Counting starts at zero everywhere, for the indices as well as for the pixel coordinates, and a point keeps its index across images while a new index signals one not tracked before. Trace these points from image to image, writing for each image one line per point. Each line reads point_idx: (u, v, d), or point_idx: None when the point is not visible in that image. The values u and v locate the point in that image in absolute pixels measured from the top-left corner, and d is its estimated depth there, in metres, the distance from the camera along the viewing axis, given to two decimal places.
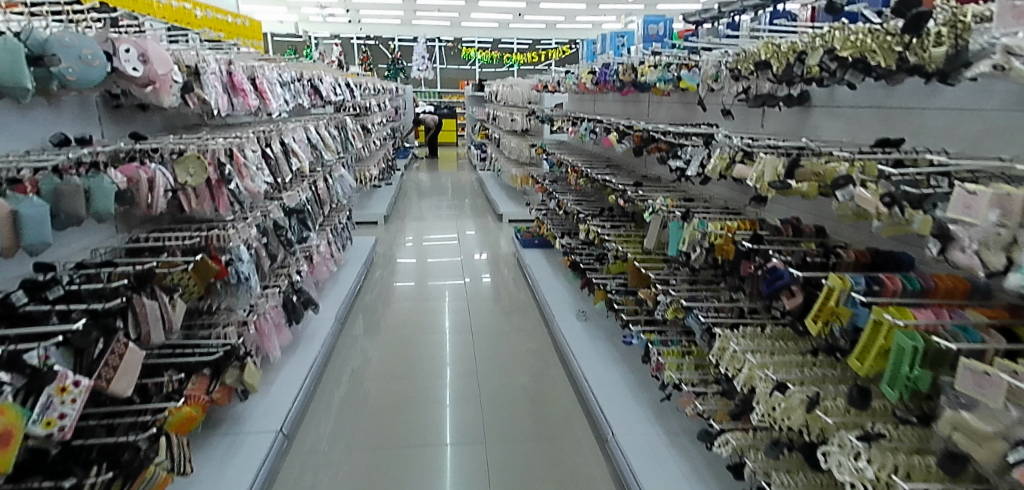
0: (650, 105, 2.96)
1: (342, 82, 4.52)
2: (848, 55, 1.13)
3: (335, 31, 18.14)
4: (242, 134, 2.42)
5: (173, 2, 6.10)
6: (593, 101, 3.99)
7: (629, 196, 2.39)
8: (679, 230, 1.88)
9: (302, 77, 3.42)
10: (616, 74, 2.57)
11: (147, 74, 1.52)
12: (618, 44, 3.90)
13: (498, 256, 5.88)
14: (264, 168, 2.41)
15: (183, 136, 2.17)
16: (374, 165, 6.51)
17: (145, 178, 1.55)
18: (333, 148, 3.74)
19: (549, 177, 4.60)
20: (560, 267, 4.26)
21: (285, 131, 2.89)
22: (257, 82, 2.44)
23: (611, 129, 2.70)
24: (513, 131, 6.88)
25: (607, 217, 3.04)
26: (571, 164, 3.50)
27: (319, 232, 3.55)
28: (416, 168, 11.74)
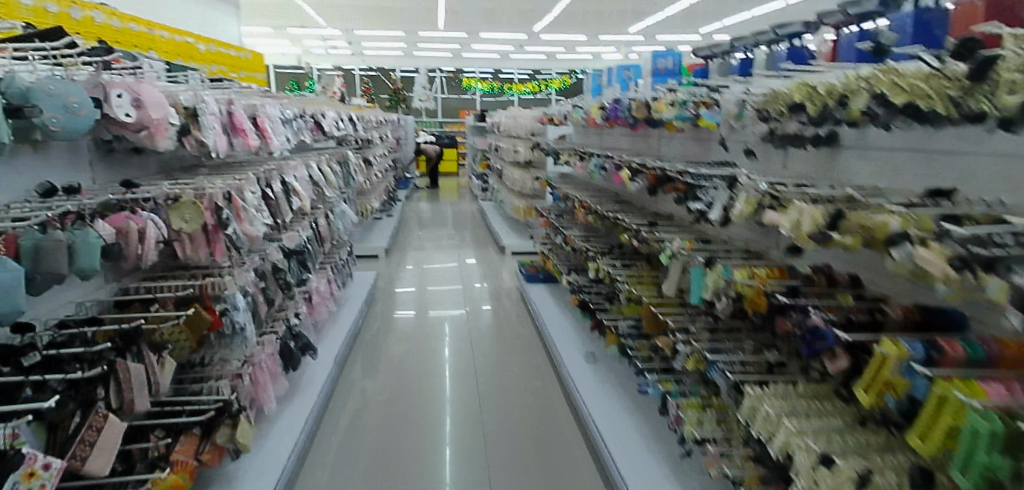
0: (661, 141, 2.88)
1: (345, 116, 4.47)
2: (899, 101, 1.03)
3: (337, 63, 18.39)
4: (241, 175, 2.33)
5: (175, 36, 6.16)
6: (599, 135, 3.93)
7: (643, 237, 2.29)
8: (702, 276, 1.76)
9: (304, 113, 3.36)
10: (627, 110, 2.50)
11: (140, 119, 1.42)
12: (625, 77, 3.87)
13: (501, 289, 5.77)
14: (263, 209, 2.31)
15: (178, 179, 2.08)
16: (375, 197, 6.45)
17: (135, 229, 1.45)
18: (335, 184, 3.65)
19: (554, 210, 4.50)
20: (566, 303, 4.14)
21: (286, 169, 2.81)
22: (257, 121, 2.36)
23: (622, 166, 2.62)
24: (516, 162, 6.82)
25: (618, 256, 2.93)
26: (578, 199, 3.40)
27: (319, 271, 3.44)
28: (417, 198, 11.69)
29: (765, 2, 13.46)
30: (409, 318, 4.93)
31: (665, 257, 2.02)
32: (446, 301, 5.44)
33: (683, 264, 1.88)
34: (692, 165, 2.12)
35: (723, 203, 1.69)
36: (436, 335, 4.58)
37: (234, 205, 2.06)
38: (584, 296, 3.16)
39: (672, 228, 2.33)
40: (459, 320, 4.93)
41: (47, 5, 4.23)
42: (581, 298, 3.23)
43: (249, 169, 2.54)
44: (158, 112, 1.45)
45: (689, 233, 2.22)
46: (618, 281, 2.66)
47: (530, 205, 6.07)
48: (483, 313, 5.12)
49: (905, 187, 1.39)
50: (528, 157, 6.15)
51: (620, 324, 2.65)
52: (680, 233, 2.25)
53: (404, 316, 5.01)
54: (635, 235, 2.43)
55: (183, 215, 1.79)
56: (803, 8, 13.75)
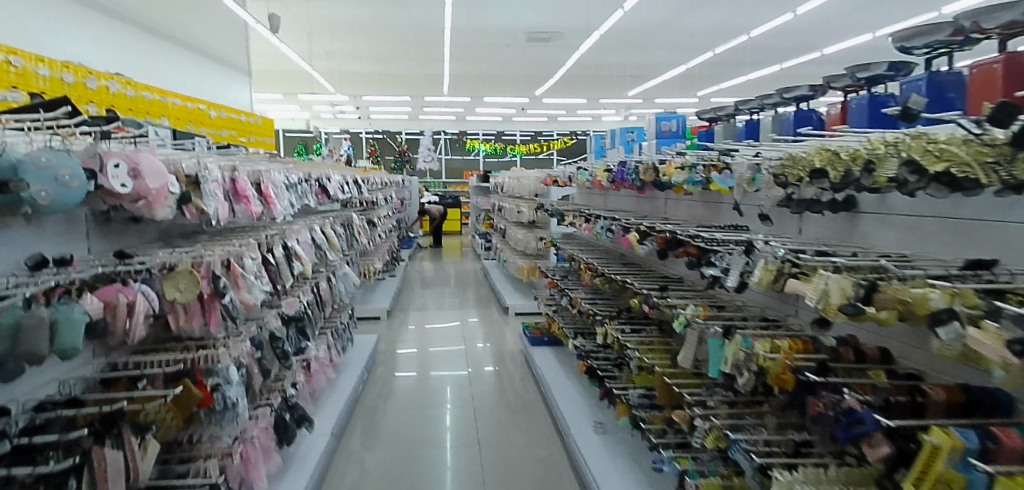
0: (668, 203, 2.85)
1: (350, 179, 4.50)
2: (937, 169, 0.97)
3: (344, 126, 18.92)
4: (243, 241, 2.29)
5: (187, 103, 6.33)
6: (603, 196, 3.92)
7: (654, 302, 2.21)
8: (720, 347, 1.66)
9: (310, 177, 3.37)
10: (634, 173, 2.47)
11: (135, 190, 1.39)
12: (628, 139, 3.92)
13: (505, 351, 5.61)
14: (263, 276, 2.25)
15: (177, 247, 2.03)
16: (379, 258, 6.42)
17: (124, 302, 1.39)
18: (338, 247, 3.61)
19: (558, 271, 4.42)
20: (572, 367, 3.99)
21: (288, 234, 2.77)
22: (261, 186, 2.33)
23: (629, 229, 2.57)
24: (520, 222, 6.83)
25: (627, 320, 2.82)
26: (584, 261, 3.33)
27: (318, 337, 3.33)
28: (420, 258, 11.68)
29: (759, 66, 13.95)
30: (410, 383, 4.76)
31: (678, 324, 1.93)
32: (448, 363, 5.28)
33: (699, 334, 1.78)
34: (703, 229, 2.07)
35: (739, 270, 1.62)
36: (437, 400, 4.39)
37: (233, 273, 2.00)
38: (591, 362, 3.02)
39: (684, 293, 2.25)
40: (461, 384, 4.76)
41: (64, 75, 4.36)
42: (588, 363, 3.10)
43: (251, 234, 2.50)
44: (157, 182, 1.43)
45: (702, 299, 2.14)
46: (628, 347, 2.55)
47: (534, 265, 6.01)
48: (486, 376, 4.94)
49: (934, 255, 1.33)
50: (532, 217, 6.16)
51: (629, 391, 2.51)
52: (693, 298, 2.17)
53: (405, 381, 4.84)
54: (645, 300, 2.34)
55: (178, 284, 1.72)
56: (796, 71, 14.23)
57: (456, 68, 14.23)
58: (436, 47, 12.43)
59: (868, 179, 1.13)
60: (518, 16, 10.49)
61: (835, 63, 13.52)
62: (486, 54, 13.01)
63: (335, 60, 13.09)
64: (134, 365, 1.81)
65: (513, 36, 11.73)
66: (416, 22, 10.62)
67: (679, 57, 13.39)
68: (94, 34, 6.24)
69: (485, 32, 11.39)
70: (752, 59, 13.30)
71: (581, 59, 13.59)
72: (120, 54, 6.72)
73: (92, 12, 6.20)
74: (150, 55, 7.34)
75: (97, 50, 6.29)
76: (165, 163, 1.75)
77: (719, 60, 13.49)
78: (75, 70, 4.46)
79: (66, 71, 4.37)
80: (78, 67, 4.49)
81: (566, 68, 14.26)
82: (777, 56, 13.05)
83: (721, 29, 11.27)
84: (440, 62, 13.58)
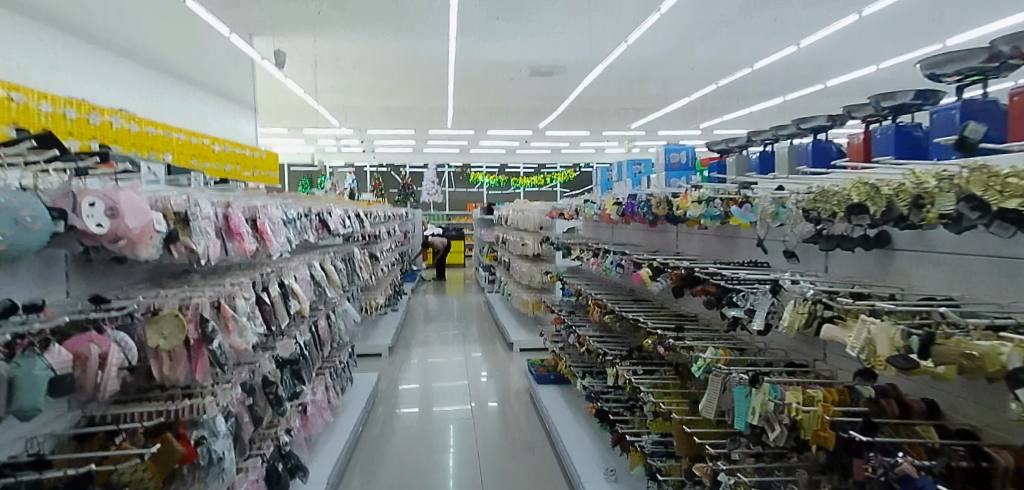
0: (681, 236, 2.74)
1: (352, 213, 4.42)
2: (1012, 205, 0.86)
3: (349, 160, 19.01)
4: (238, 280, 2.19)
5: (192, 138, 6.33)
6: (610, 230, 3.82)
7: (670, 343, 2.07)
8: (746, 397, 1.49)
9: (310, 212, 3.28)
10: (645, 206, 2.37)
11: (112, 228, 1.28)
12: (635, 172, 3.84)
13: (509, 388, 5.40)
14: (256, 316, 2.14)
15: (165, 289, 1.92)
16: (381, 292, 6.29)
17: (96, 353, 1.29)
18: (338, 283, 3.50)
19: (565, 306, 4.28)
20: (582, 406, 3.81)
21: (286, 271, 2.67)
22: (257, 223, 2.24)
23: (641, 264, 2.46)
24: (524, 255, 6.71)
25: (639, 361, 2.68)
26: (592, 297, 3.20)
27: (315, 378, 3.18)
28: (423, 291, 11.54)
29: (761, 98, 14.03)
30: (410, 423, 4.57)
31: (698, 369, 1.78)
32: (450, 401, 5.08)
33: (722, 381, 1.62)
34: (720, 266, 1.95)
35: (765, 311, 1.50)
36: (438, 442, 4.20)
37: (223, 314, 1.87)
38: (600, 404, 2.86)
39: (701, 334, 2.11)
40: (463, 423, 4.55)
41: (67, 111, 4.35)
42: (597, 405, 2.93)
43: (245, 272, 2.40)
44: (138, 220, 1.32)
45: (721, 341, 2.00)
46: (641, 389, 2.40)
47: (539, 298, 5.87)
48: (490, 415, 4.74)
49: (984, 298, 1.22)
50: (537, 250, 6.04)
51: (641, 438, 2.33)
52: (710, 340, 2.04)
53: (406, 420, 4.65)
54: (658, 340, 2.20)
55: (162, 330, 1.61)
56: (799, 103, 14.29)
57: (460, 102, 14.37)
58: (440, 81, 12.54)
59: (916, 215, 1.03)
60: (521, 51, 10.62)
61: (837, 95, 13.58)
62: (489, 88, 13.14)
63: (340, 95, 13.25)
64: (112, 416, 1.68)
65: (516, 70, 11.86)
66: (420, 57, 10.75)
67: (680, 90, 13.48)
68: (101, 71, 6.30)
69: (489, 66, 11.51)
70: (754, 91, 13.37)
71: (583, 93, 13.70)
72: (127, 90, 6.77)
73: (100, 50, 6.27)
74: (156, 91, 7.40)
75: (104, 87, 6.34)
76: (153, 200, 1.66)
77: (721, 92, 13.58)
78: (78, 105, 4.44)
79: (69, 106, 4.35)
80: (81, 103, 4.48)
81: (569, 101, 14.38)
82: (780, 88, 13.12)
83: (722, 62, 11.36)
84: (443, 96, 13.72)
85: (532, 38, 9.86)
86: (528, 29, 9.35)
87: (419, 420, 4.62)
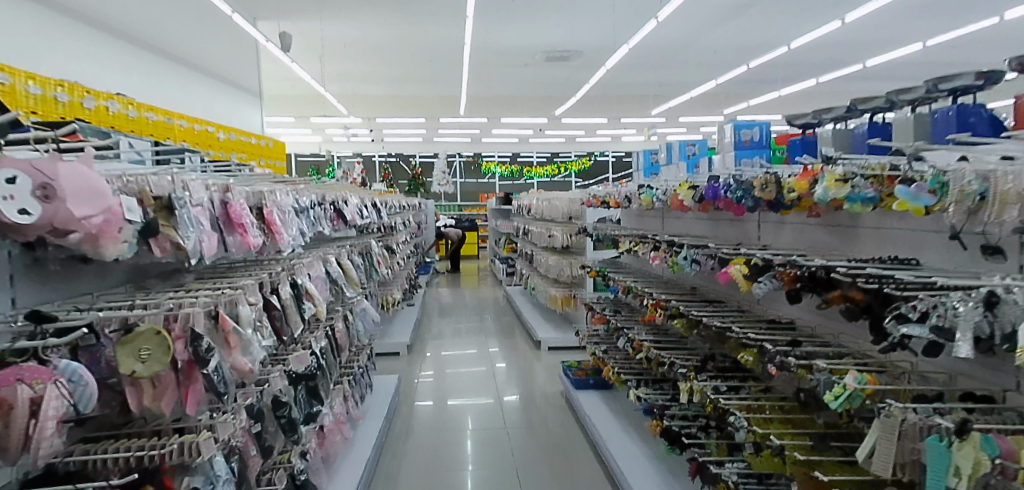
0: (768, 227, 2.31)
1: (368, 202, 4.02)
2: None
3: (358, 150, 18.60)
4: (240, 282, 1.78)
5: (194, 125, 5.96)
6: (664, 220, 3.38)
7: (784, 361, 1.63)
8: (946, 450, 1.05)
9: (323, 200, 2.87)
10: (737, 188, 1.92)
11: (46, 215, 0.88)
12: (688, 153, 3.43)
13: (540, 389, 4.95)
14: (264, 326, 1.72)
15: (149, 297, 1.51)
16: (398, 288, 5.87)
17: (26, 399, 0.89)
18: (356, 280, 3.09)
19: (609, 303, 3.84)
20: (633, 416, 3.37)
21: (298, 268, 2.26)
22: (263, 212, 1.82)
23: (729, 259, 2.01)
24: (549, 246, 6.29)
25: (717, 376, 2.25)
26: (653, 296, 2.75)
27: (334, 389, 2.77)
28: (437, 284, 11.16)
29: (793, 80, 13.35)
30: (433, 429, 4.12)
31: (837, 401, 1.35)
32: (476, 404, 4.64)
33: (903, 423, 1.15)
34: (854, 262, 1.53)
35: (974, 330, 1.06)
36: (464, 453, 3.74)
37: (222, 326, 1.44)
38: (666, 422, 2.42)
39: (819, 353, 1.68)
40: (494, 430, 4.12)
41: (58, 94, 3.95)
42: (660, 422, 2.49)
43: (249, 271, 1.99)
44: (93, 208, 0.94)
45: (854, 362, 1.58)
46: (730, 411, 1.97)
47: (569, 294, 5.47)
48: (520, 419, 4.29)
49: None
50: (565, 242, 5.60)
51: (728, 468, 1.91)
52: (836, 360, 1.61)
53: (429, 425, 4.24)
54: (761, 356, 1.77)
55: (139, 351, 1.19)
56: (831, 85, 13.62)
57: (472, 88, 13.87)
58: (453, 67, 12.07)
59: None
60: (537, 35, 10.11)
61: (871, 76, 12.91)
62: (504, 73, 12.63)
63: (348, 81, 12.80)
64: (79, 463, 1.26)
65: (531, 55, 11.37)
66: (434, 42, 10.28)
67: (705, 73, 12.84)
68: (96, 54, 5.91)
69: (504, 50, 10.99)
70: (784, 73, 12.71)
71: (602, 79, 13.17)
72: (125, 75, 6.40)
73: (95, 31, 5.90)
74: (156, 75, 7.00)
75: (99, 71, 5.95)
76: (126, 182, 1.24)
77: (749, 75, 12.92)
78: (69, 88, 4.05)
79: (59, 89, 3.96)
80: (73, 86, 4.10)
81: (586, 87, 13.86)
82: (812, 68, 12.44)
83: (752, 44, 10.80)
84: (455, 82, 13.24)
85: (550, 20, 9.36)
86: (548, 11, 8.84)
87: (443, 425, 4.20)
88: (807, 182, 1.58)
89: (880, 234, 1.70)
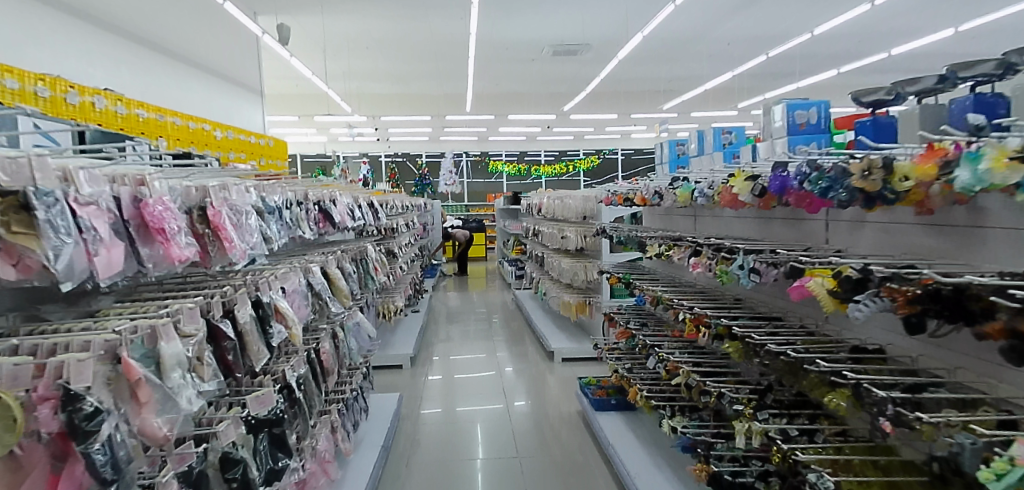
0: (839, 229, 1.88)
1: (364, 202, 3.62)
2: None
3: (363, 149, 18.17)
4: (174, 304, 1.38)
5: (189, 122, 5.59)
6: (699, 219, 2.96)
7: (897, 416, 1.20)
8: None
9: (306, 199, 2.48)
10: (815, 178, 1.48)
11: None
12: (724, 143, 2.97)
13: (556, 410, 4.34)
14: (199, 366, 1.31)
15: (29, 334, 1.09)
16: (401, 294, 5.45)
17: None
18: (345, 293, 2.69)
19: (633, 314, 3.41)
20: (666, 446, 2.93)
21: (267, 283, 1.85)
22: (207, 214, 1.41)
23: (805, 270, 1.57)
24: (561, 249, 5.87)
25: (781, 414, 1.83)
26: (691, 310, 2.31)
27: (318, 424, 2.35)
28: (444, 288, 10.75)
29: (812, 71, 12.80)
30: (437, 451, 3.69)
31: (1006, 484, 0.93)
32: (486, 422, 4.15)
33: None
34: (1008, 279, 1.09)
35: None
36: (470, 483, 3.25)
37: (127, 375, 1.04)
38: (715, 467, 1.99)
39: (940, 400, 1.26)
40: (503, 450, 3.67)
41: (37, 88, 3.61)
42: (706, 465, 2.06)
43: (193, 291, 1.59)
44: None
45: (1002, 420, 1.16)
46: (807, 467, 1.55)
47: (584, 300, 5.05)
48: (531, 438, 3.84)
49: None
50: (580, 243, 5.19)
51: None
52: (969, 414, 1.19)
53: (432, 443, 3.81)
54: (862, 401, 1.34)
55: None
56: (851, 77, 13.09)
57: (479, 84, 13.48)
58: (458, 63, 11.66)
59: None
60: (546, 28, 9.69)
61: (893, 66, 12.39)
62: (511, 69, 12.24)
63: (352, 78, 12.43)
64: None
65: (538, 50, 10.91)
66: (438, 37, 9.90)
67: (720, 65, 12.32)
68: (86, 50, 5.57)
69: (510, 45, 10.57)
70: (801, 64, 12.19)
71: (612, 72, 12.67)
72: (117, 70, 6.05)
73: (83, 22, 5.54)
74: (151, 72, 6.64)
75: (86, 65, 5.58)
76: None
77: (767, 67, 12.39)
78: (51, 82, 3.70)
79: (40, 83, 3.62)
80: (55, 79, 3.75)
81: (597, 82, 13.38)
82: (832, 59, 11.91)
83: (770, 33, 10.24)
84: (462, 78, 12.85)
85: (561, 13, 8.94)
86: (560, 3, 8.43)
87: (449, 446, 3.75)
88: (935, 165, 1.15)
89: (1015, 236, 1.27)
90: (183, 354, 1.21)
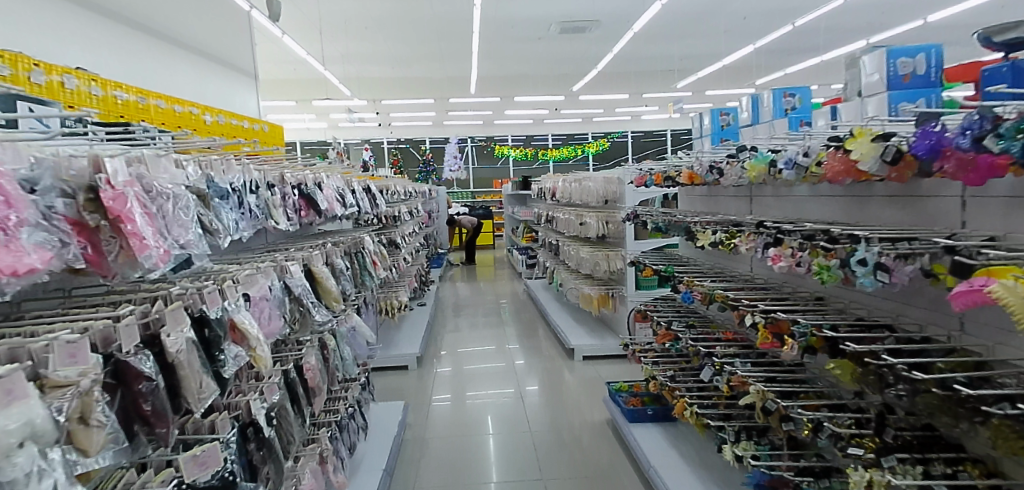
0: (990, 208, 1.38)
1: (359, 186, 3.16)
2: None
3: (365, 136, 17.61)
4: (49, 334, 0.90)
5: (177, 106, 4.98)
6: (759, 198, 2.47)
7: None
8: None
9: (282, 183, 2.01)
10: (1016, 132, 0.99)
11: None
12: (786, 108, 2.47)
13: (578, 413, 3.85)
14: (79, 434, 0.84)
15: None
16: (405, 288, 4.98)
17: None
18: (337, 295, 2.23)
19: (673, 311, 2.92)
20: (721, 469, 2.46)
21: (220, 293, 1.38)
22: (101, 197, 0.93)
23: (985, 270, 1.07)
24: (578, 236, 5.41)
25: (913, 460, 1.34)
26: (769, 316, 1.81)
27: (302, 459, 1.91)
28: (450, 277, 10.30)
29: (835, 44, 12.09)
30: (448, 460, 3.25)
31: None
32: (502, 427, 3.67)
33: None
34: None
35: None
36: None
37: None
38: None
39: None
40: (522, 458, 3.23)
41: None
42: None
43: (103, 310, 1.12)
44: None
45: None
46: None
47: (605, 291, 4.60)
48: (553, 445, 3.39)
49: None
50: (601, 230, 4.72)
51: None
52: None
53: (442, 451, 3.37)
54: None
55: None
56: None
57: (484, 65, 12.88)
58: (461, 42, 11.08)
59: None
60: (555, 4, 9.11)
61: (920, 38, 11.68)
62: (516, 48, 11.63)
63: (351, 60, 11.88)
64: None
65: (546, 27, 10.31)
66: (440, 15, 9.36)
67: (738, 40, 11.62)
68: (54, 27, 4.98)
69: (516, 22, 9.97)
70: (823, 38, 11.51)
71: (622, 49, 11.99)
72: (93, 51, 5.47)
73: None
74: (132, 53, 6.06)
75: (57, 46, 5.03)
76: None
77: (787, 41, 11.71)
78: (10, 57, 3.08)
79: None
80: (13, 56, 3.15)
81: (606, 60, 12.73)
82: (855, 32, 11.24)
83: (793, 5, 9.57)
84: (465, 59, 12.26)
85: None
86: None
87: (462, 453, 3.31)
88: None
89: None
90: (47, 418, 0.76)
